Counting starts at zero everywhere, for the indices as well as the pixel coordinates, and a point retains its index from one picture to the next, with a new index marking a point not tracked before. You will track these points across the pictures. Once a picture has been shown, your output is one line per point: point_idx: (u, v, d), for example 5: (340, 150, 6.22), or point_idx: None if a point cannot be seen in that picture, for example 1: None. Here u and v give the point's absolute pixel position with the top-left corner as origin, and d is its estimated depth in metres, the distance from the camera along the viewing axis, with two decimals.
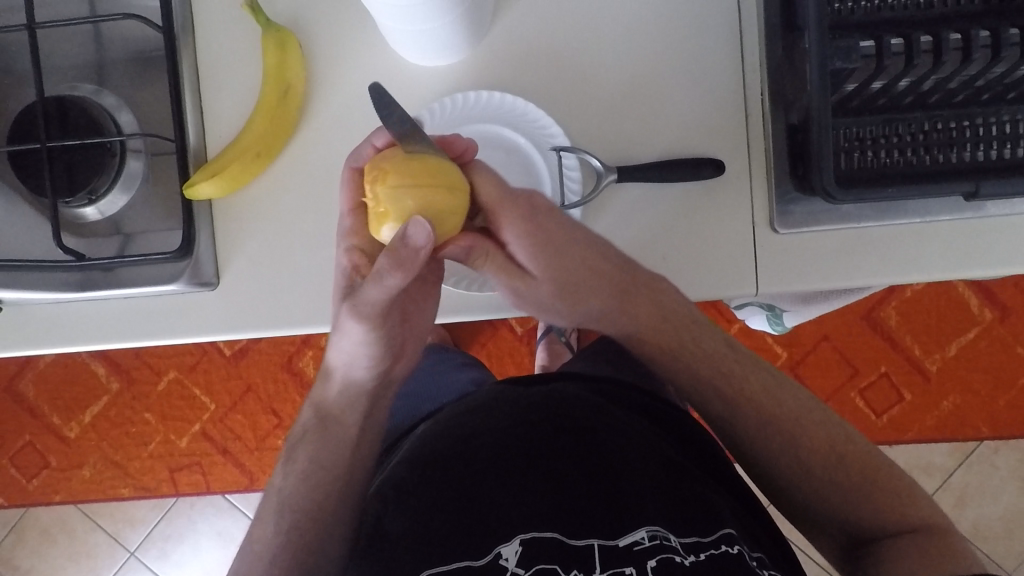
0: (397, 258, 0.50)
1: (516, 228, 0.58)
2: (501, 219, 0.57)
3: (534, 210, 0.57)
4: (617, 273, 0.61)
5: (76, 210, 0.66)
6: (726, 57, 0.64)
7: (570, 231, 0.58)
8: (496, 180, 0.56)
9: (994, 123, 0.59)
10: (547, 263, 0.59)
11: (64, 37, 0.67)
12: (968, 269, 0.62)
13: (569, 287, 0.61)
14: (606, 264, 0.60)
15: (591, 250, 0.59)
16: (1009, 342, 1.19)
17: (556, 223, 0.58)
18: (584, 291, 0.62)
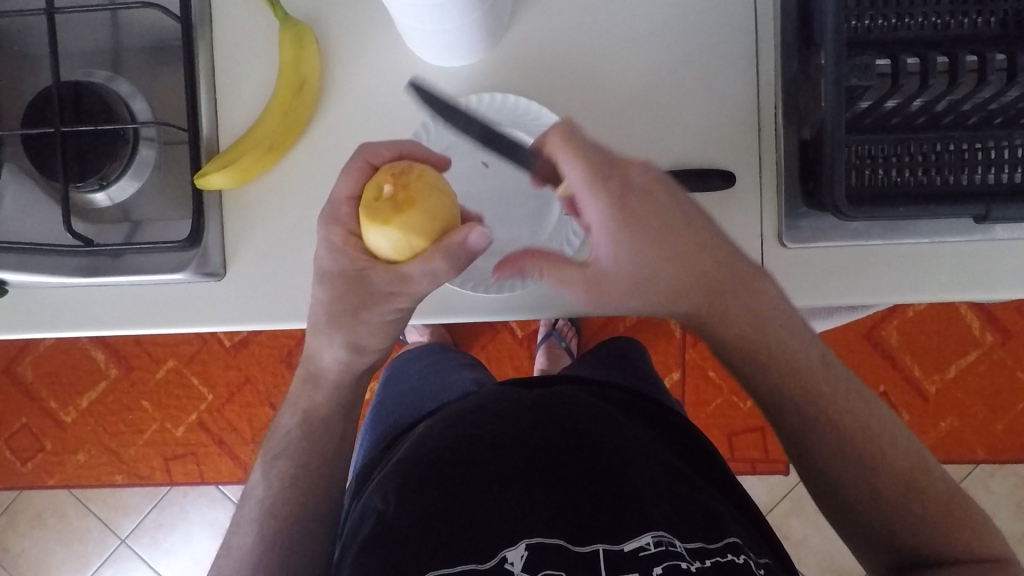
0: (454, 260, 0.52)
1: (610, 205, 0.53)
2: (597, 196, 0.53)
3: (631, 187, 0.54)
4: (708, 267, 0.56)
5: (86, 196, 0.66)
6: (741, 70, 0.64)
7: (663, 216, 0.54)
8: (587, 153, 0.52)
9: (1006, 146, 0.60)
10: (633, 253, 0.55)
11: (81, 22, 0.67)
12: (973, 291, 0.63)
13: (651, 278, 0.56)
14: (696, 258, 0.56)
15: (682, 239, 0.55)
16: (1009, 366, 1.19)
17: (650, 205, 0.54)
18: (670, 288, 0.57)
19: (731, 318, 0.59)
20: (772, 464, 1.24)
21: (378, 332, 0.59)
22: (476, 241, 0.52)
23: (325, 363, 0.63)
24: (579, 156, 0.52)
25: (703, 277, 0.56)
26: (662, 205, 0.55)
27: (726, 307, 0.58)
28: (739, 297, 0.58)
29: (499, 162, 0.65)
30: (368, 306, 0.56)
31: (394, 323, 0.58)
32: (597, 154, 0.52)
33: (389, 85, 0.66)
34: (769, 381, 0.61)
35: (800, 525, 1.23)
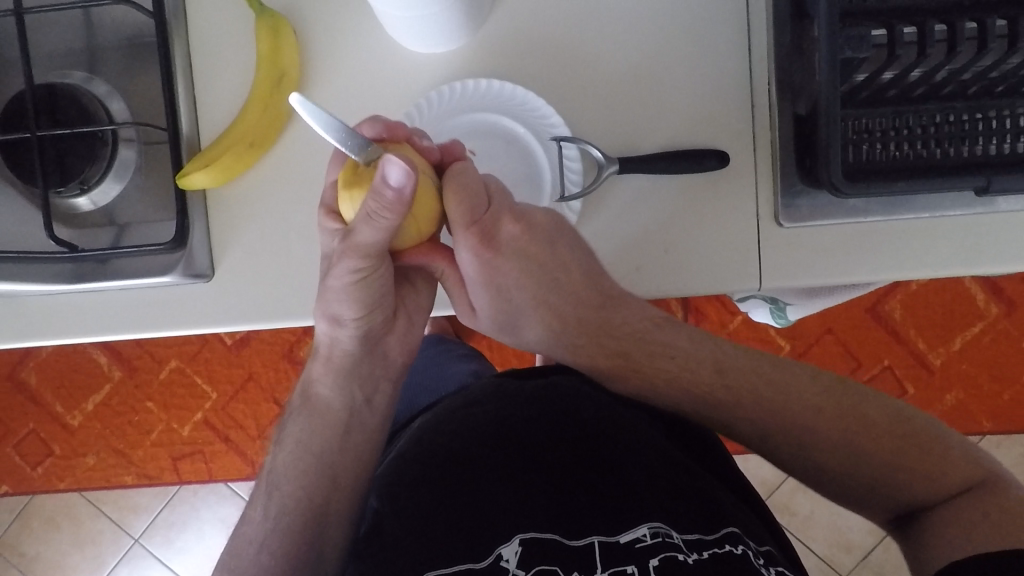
0: (376, 200, 0.48)
1: (476, 255, 0.59)
2: (461, 244, 0.58)
3: (494, 238, 0.59)
4: (574, 309, 0.64)
5: (69, 200, 0.65)
6: (732, 46, 0.63)
7: (526, 264, 0.62)
8: (464, 200, 0.55)
9: (1008, 115, 0.58)
10: (494, 301, 0.63)
11: (55, 22, 0.65)
12: (975, 266, 0.61)
13: (517, 315, 0.65)
14: (555, 299, 0.64)
15: (546, 279, 0.63)
16: (1015, 336, 1.18)
17: (517, 252, 0.61)
18: (522, 322, 0.66)
19: (615, 349, 0.65)
20: None
21: (349, 297, 0.58)
22: (393, 176, 0.47)
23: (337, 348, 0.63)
24: (458, 198, 0.55)
25: (569, 316, 0.65)
26: (530, 249, 0.60)
27: (604, 342, 0.65)
28: (621, 327, 0.64)
29: (486, 149, 0.64)
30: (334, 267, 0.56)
31: (361, 282, 0.57)
32: (473, 201, 0.55)
33: (372, 76, 0.64)
34: (672, 394, 0.64)
35: (807, 502, 1.22)
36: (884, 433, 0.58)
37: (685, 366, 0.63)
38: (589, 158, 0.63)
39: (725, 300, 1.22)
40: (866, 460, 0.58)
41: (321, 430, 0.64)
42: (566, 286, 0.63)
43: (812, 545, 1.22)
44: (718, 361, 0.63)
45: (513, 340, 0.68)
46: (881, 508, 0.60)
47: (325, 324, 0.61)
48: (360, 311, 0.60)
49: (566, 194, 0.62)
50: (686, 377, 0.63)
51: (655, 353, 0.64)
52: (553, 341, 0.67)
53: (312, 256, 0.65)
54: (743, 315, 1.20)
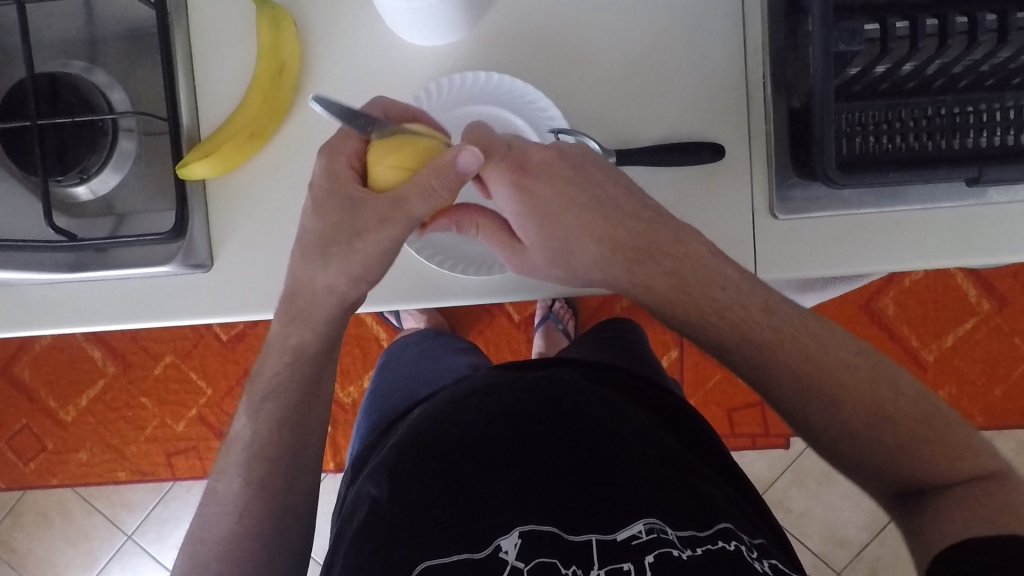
0: (438, 169, 0.51)
1: (512, 186, 0.58)
2: (495, 184, 0.58)
3: (529, 165, 0.57)
4: (625, 227, 0.58)
5: (67, 190, 0.65)
6: (728, 40, 0.63)
7: (564, 189, 0.57)
8: (484, 133, 0.57)
9: (998, 109, 0.59)
10: (541, 229, 0.58)
11: (55, 13, 0.66)
12: (966, 256, 0.62)
13: (564, 244, 0.58)
14: (608, 207, 0.58)
15: (587, 201, 0.57)
16: (1006, 333, 1.19)
17: (554, 180, 0.57)
18: (571, 236, 0.58)
19: (661, 267, 0.58)
20: (772, 439, 1.24)
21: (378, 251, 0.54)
22: (466, 161, 0.51)
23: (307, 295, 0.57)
24: (473, 138, 0.57)
25: (619, 231, 0.58)
26: (564, 180, 0.57)
27: (650, 268, 0.59)
28: (673, 246, 0.58)
29: None
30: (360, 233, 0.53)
31: (384, 253, 0.54)
32: (489, 136, 0.57)
33: (371, 68, 0.64)
34: (717, 327, 0.59)
35: (801, 498, 1.23)
36: (903, 416, 0.57)
37: (734, 301, 0.58)
38: (586, 151, 0.64)
39: None
40: (883, 437, 0.57)
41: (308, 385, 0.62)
42: (608, 203, 0.58)
43: (806, 540, 1.23)
44: (767, 303, 0.58)
45: (554, 273, 0.60)
46: (877, 487, 0.60)
47: (340, 282, 0.55)
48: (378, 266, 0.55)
49: None
50: (734, 309, 0.58)
51: (707, 280, 0.58)
52: (605, 276, 0.60)
53: None
54: None
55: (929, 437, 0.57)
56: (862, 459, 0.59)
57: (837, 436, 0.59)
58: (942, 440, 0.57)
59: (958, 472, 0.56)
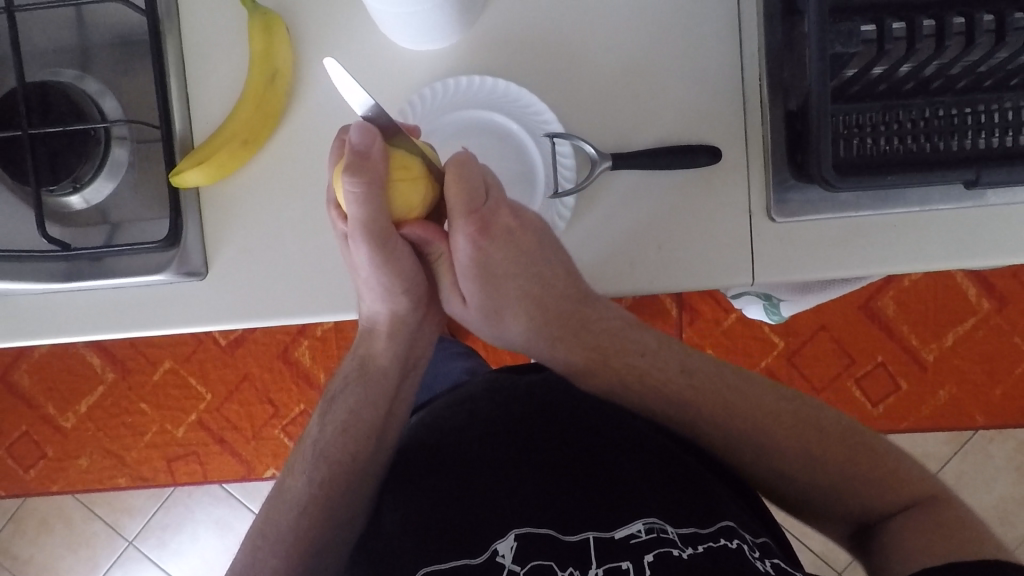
0: (355, 169, 0.50)
1: (471, 241, 0.60)
2: (456, 233, 0.59)
3: (489, 229, 0.60)
4: (558, 306, 0.65)
5: (61, 199, 0.64)
6: (723, 42, 0.63)
7: (511, 259, 0.62)
8: (465, 189, 0.55)
9: (996, 110, 0.59)
10: (482, 291, 0.64)
11: (46, 21, 0.65)
12: (965, 258, 0.62)
13: (500, 306, 0.66)
14: (556, 275, 0.63)
15: (528, 274, 0.63)
16: (1007, 331, 1.19)
17: (505, 248, 0.61)
18: (513, 296, 0.65)
19: (587, 344, 0.65)
20: None
21: (393, 269, 0.58)
22: (355, 136, 0.50)
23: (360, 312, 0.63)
24: (455, 191, 0.55)
25: (558, 303, 0.65)
26: (511, 251, 0.61)
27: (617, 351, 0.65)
28: (595, 323, 0.65)
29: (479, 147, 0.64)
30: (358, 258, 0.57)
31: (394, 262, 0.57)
32: (472, 193, 0.56)
33: (364, 74, 0.64)
34: (649, 396, 0.64)
35: None
36: (838, 456, 0.59)
37: (652, 366, 0.64)
38: (582, 154, 0.63)
39: (719, 297, 1.22)
40: (818, 475, 0.59)
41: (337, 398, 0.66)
42: (550, 280, 0.64)
43: (807, 540, 1.22)
44: (686, 364, 0.64)
45: (488, 329, 0.68)
46: (836, 523, 0.61)
47: (375, 306, 0.61)
48: (393, 285, 0.60)
49: (560, 190, 0.63)
50: (654, 373, 0.64)
51: (623, 349, 0.65)
52: (532, 336, 0.67)
53: (306, 254, 0.65)
54: (737, 313, 1.21)
55: (874, 469, 0.59)
56: (810, 493, 0.60)
57: (777, 477, 0.61)
58: (887, 472, 0.59)
59: (904, 497, 0.57)
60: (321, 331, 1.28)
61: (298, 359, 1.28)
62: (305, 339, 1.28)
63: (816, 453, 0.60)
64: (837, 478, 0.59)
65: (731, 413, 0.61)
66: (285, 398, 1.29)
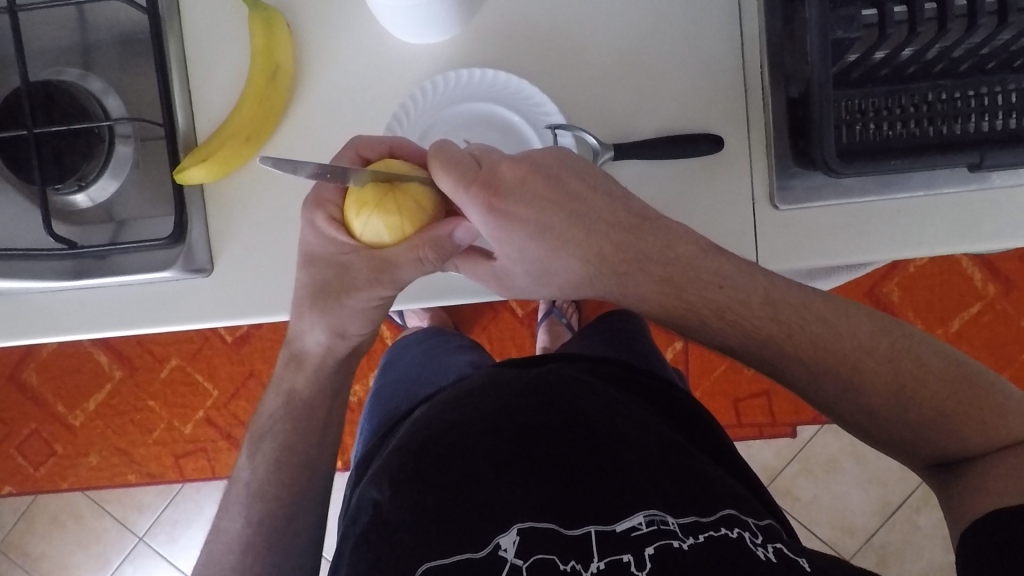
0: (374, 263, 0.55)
1: (486, 209, 0.54)
2: (467, 202, 0.54)
3: (500, 185, 0.54)
4: (610, 240, 0.57)
5: (66, 197, 0.65)
6: (724, 29, 0.63)
7: (544, 206, 0.55)
8: (450, 164, 0.53)
9: (999, 92, 0.58)
10: (524, 249, 0.56)
11: (48, 20, 0.65)
12: (970, 240, 0.61)
13: (550, 254, 0.57)
14: (602, 207, 0.56)
15: (568, 220, 0.56)
16: (1013, 316, 1.18)
17: (526, 198, 0.54)
18: (557, 246, 0.56)
19: (652, 277, 0.58)
20: (778, 428, 1.23)
21: (359, 316, 0.61)
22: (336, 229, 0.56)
23: (298, 340, 0.64)
24: (443, 166, 0.53)
25: (607, 248, 0.57)
26: (543, 198, 0.55)
27: (697, 283, 0.58)
28: (663, 257, 0.57)
29: (481, 138, 0.64)
30: (349, 298, 0.58)
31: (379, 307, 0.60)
32: (456, 161, 0.53)
33: (364, 68, 0.64)
34: (721, 327, 0.60)
35: (809, 485, 1.23)
36: (928, 394, 0.57)
37: (734, 302, 0.58)
38: (584, 146, 0.63)
39: None
40: (907, 413, 0.57)
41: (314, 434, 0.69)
42: (589, 216, 0.56)
43: (813, 528, 1.22)
44: (769, 294, 0.58)
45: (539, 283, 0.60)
46: (912, 455, 0.60)
47: (325, 338, 0.62)
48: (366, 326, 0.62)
49: None
50: (734, 308, 0.58)
51: (698, 283, 0.58)
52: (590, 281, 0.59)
53: None
54: None
55: (955, 409, 0.56)
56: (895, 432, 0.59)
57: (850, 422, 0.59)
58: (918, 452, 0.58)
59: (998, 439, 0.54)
60: None
61: None
62: None
63: (901, 392, 0.57)
64: (917, 419, 0.57)
65: (789, 358, 0.60)
66: None
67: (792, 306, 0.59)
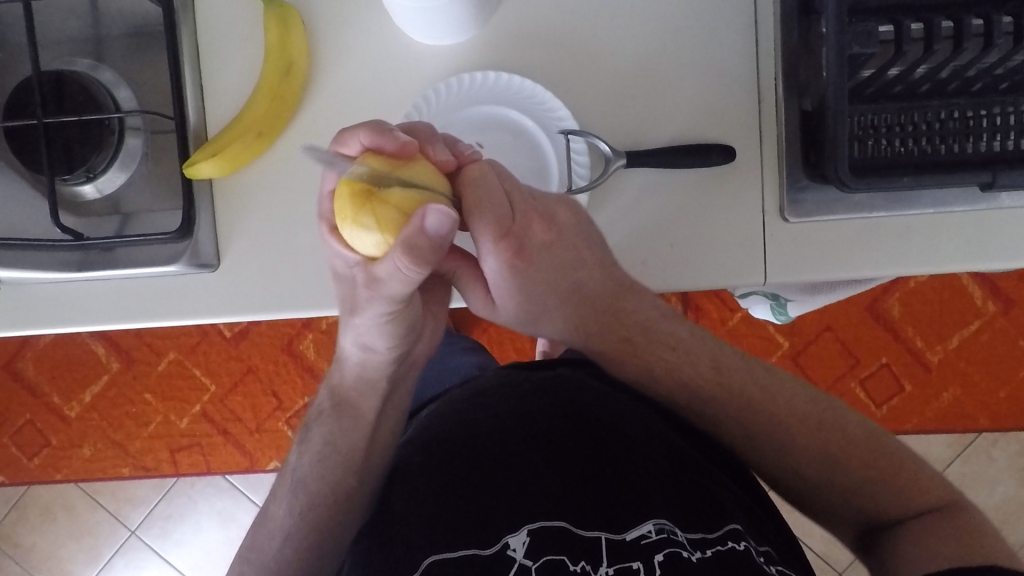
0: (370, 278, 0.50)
1: (503, 264, 0.57)
2: (488, 253, 0.56)
3: (525, 245, 0.57)
4: (595, 302, 0.62)
5: (73, 188, 0.64)
6: (739, 40, 0.63)
7: (555, 270, 0.59)
8: (485, 199, 0.53)
9: (1011, 112, 0.58)
10: (516, 303, 0.60)
11: (60, 8, 0.65)
12: (977, 260, 0.62)
13: (543, 303, 0.61)
14: (599, 277, 0.60)
15: (571, 283, 0.60)
16: (1012, 335, 1.19)
17: (544, 262, 0.58)
18: (549, 302, 0.61)
19: (620, 335, 0.63)
20: None
21: (380, 329, 0.57)
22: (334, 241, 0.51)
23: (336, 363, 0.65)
24: (480, 203, 0.53)
25: (589, 310, 0.62)
26: (553, 264, 0.59)
27: (649, 348, 0.63)
28: (632, 314, 0.62)
29: (493, 142, 0.64)
30: (366, 311, 0.55)
31: (396, 319, 0.56)
32: (499, 211, 0.53)
33: (377, 68, 0.64)
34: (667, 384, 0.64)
35: None
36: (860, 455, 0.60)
37: (685, 360, 0.63)
38: (595, 151, 0.63)
39: (724, 296, 1.22)
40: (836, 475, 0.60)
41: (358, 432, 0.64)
42: (590, 284, 0.60)
43: (808, 540, 1.22)
44: (715, 360, 0.64)
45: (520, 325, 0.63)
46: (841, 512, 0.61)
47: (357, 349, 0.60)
48: (392, 341, 0.58)
49: (573, 187, 0.62)
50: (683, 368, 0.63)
51: (653, 342, 0.63)
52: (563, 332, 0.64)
53: (318, 248, 0.65)
54: (742, 313, 1.21)
55: (888, 472, 0.59)
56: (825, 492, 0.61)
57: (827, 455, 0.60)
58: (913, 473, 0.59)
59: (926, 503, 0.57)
60: (326, 326, 1.28)
61: (303, 352, 1.29)
62: (309, 332, 1.28)
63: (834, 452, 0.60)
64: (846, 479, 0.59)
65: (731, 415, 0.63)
66: (290, 391, 1.29)
67: (735, 370, 0.63)
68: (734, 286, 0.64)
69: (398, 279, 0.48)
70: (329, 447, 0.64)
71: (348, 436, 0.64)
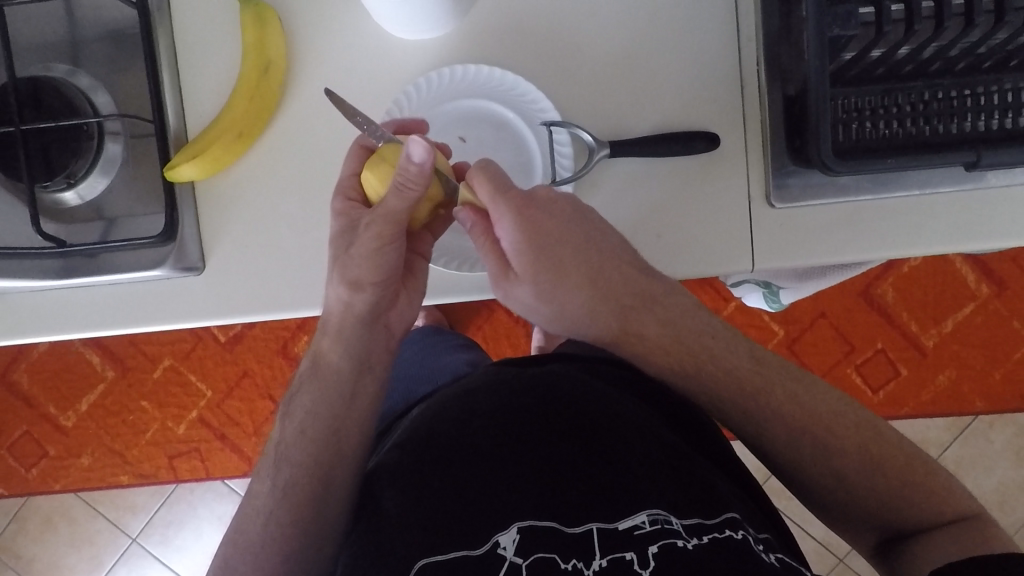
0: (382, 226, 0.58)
1: (512, 219, 0.57)
2: (499, 212, 0.57)
3: (534, 202, 0.57)
4: (620, 276, 0.59)
5: (55, 195, 0.64)
6: (721, 27, 0.63)
7: (564, 226, 0.58)
8: (490, 171, 0.57)
9: (997, 91, 0.58)
10: (538, 270, 0.59)
11: (36, 14, 0.64)
12: (965, 240, 0.61)
13: (563, 285, 0.59)
14: (611, 242, 0.59)
15: (585, 245, 0.58)
16: (1006, 316, 1.19)
17: (551, 218, 0.58)
18: (571, 275, 0.59)
19: (644, 321, 0.60)
20: None
21: (365, 261, 0.59)
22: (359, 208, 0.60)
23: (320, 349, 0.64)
24: (487, 176, 0.57)
25: (618, 282, 0.59)
26: (560, 221, 0.58)
27: (645, 315, 0.60)
28: (664, 298, 0.60)
29: (477, 135, 0.64)
30: (357, 237, 0.59)
31: (381, 252, 0.59)
32: (501, 177, 0.57)
33: (358, 65, 0.63)
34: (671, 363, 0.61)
35: None
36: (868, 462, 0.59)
37: (724, 346, 0.61)
38: (579, 142, 0.63)
39: (717, 286, 1.22)
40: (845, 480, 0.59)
41: (335, 395, 0.63)
42: (605, 247, 0.59)
43: (808, 527, 1.23)
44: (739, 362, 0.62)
45: (536, 316, 0.62)
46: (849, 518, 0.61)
47: (339, 291, 0.60)
48: (377, 278, 0.60)
49: (557, 178, 0.62)
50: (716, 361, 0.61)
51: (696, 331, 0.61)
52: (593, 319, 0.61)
53: (304, 248, 0.64)
54: (736, 302, 1.21)
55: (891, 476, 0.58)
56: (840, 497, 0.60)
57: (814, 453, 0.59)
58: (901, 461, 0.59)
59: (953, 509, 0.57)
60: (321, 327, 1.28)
61: (298, 355, 1.28)
62: (304, 334, 1.27)
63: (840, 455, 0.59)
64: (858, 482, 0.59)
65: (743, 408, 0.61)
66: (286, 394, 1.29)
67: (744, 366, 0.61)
68: (722, 274, 0.63)
69: (394, 196, 0.56)
70: (307, 418, 0.63)
71: (324, 399, 0.63)
